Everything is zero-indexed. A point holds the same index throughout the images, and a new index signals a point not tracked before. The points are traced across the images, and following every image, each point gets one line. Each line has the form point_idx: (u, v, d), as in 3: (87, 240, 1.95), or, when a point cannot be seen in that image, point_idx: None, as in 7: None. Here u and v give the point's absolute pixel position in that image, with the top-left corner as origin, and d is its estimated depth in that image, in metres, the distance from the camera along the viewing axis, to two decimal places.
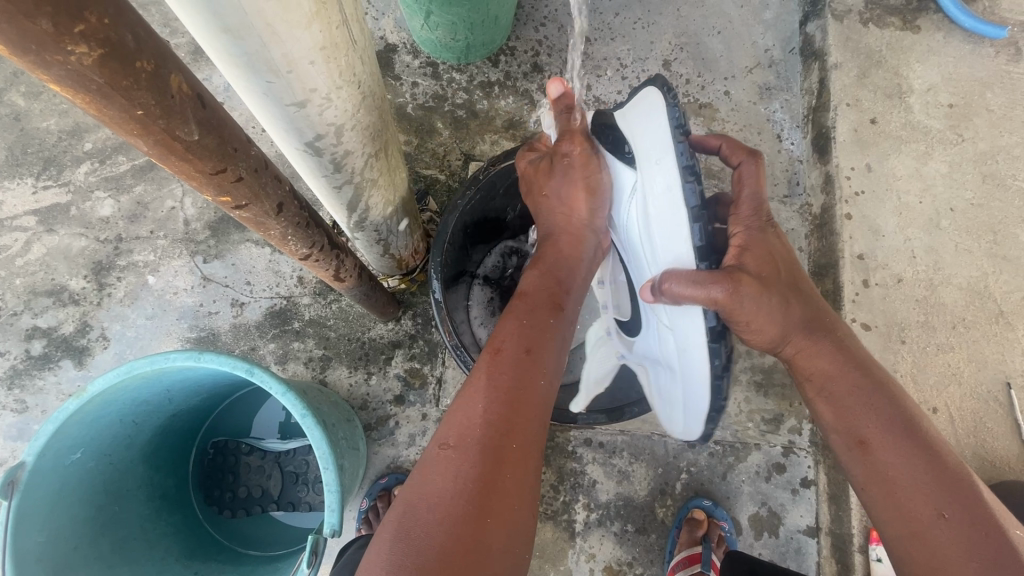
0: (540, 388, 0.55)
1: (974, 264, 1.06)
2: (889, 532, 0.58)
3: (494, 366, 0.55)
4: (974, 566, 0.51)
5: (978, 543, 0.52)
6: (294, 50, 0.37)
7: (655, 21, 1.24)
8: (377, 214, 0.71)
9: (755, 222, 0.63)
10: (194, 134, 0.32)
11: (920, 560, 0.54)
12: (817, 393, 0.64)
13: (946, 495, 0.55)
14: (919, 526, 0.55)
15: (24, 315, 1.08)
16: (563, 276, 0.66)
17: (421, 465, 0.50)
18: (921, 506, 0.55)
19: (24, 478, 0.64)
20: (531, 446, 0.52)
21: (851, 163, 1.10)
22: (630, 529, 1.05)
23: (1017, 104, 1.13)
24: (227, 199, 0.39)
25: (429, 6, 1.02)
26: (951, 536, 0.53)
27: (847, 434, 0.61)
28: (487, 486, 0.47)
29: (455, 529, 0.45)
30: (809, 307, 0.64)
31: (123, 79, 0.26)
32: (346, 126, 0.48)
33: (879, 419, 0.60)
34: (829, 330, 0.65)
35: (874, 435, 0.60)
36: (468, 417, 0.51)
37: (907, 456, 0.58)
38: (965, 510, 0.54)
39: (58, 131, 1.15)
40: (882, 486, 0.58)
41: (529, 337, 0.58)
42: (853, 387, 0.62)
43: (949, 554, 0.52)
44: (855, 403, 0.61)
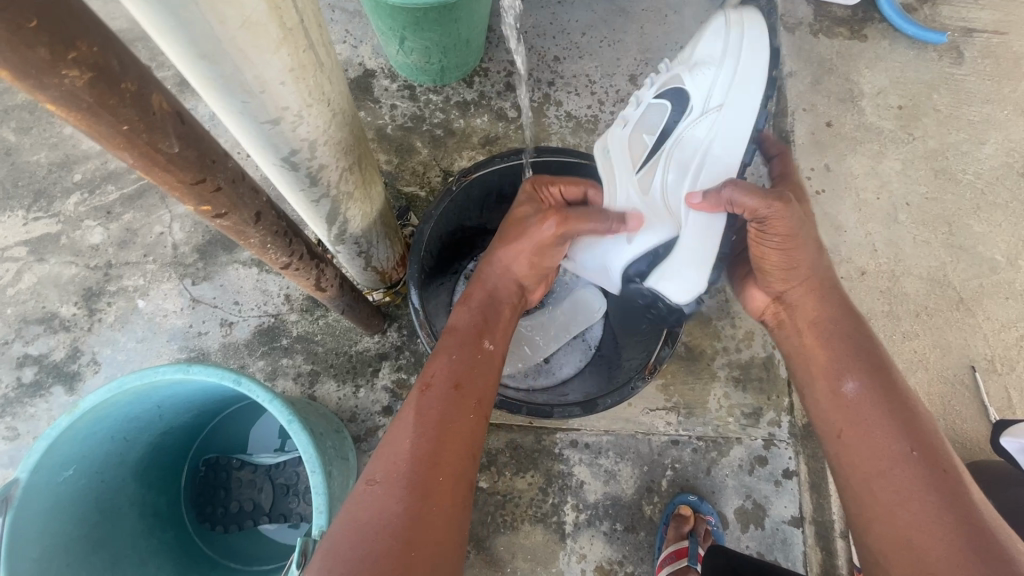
0: (469, 420, 0.59)
1: (932, 255, 1.11)
2: (849, 472, 0.62)
3: (423, 402, 0.59)
4: (932, 498, 0.55)
5: (935, 479, 0.56)
6: (266, 71, 0.41)
7: (619, 39, 1.31)
8: (356, 226, 0.74)
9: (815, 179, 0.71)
10: (175, 147, 0.36)
11: (881, 495, 0.58)
12: (812, 341, 0.71)
13: (912, 439, 0.60)
14: (884, 464, 0.59)
15: (15, 343, 1.10)
16: (493, 317, 0.73)
17: (352, 501, 0.53)
18: (889, 443, 0.60)
19: (17, 495, 0.66)
20: (458, 476, 0.55)
21: (810, 164, 1.16)
22: (619, 528, 1.07)
23: (961, 104, 1.20)
24: (208, 209, 0.43)
25: (402, 32, 1.07)
26: (909, 472, 0.57)
27: (831, 380, 0.66)
28: (411, 516, 0.50)
29: (380, 561, 0.47)
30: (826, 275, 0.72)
31: (110, 99, 0.30)
32: (319, 141, 0.53)
33: (862, 370, 0.65)
34: (834, 289, 0.72)
35: (851, 382, 0.65)
36: (397, 454, 0.55)
37: (880, 402, 0.63)
38: (929, 450, 0.59)
39: (48, 164, 1.19)
40: (855, 427, 0.63)
41: (458, 373, 0.63)
42: (844, 340, 0.68)
43: (906, 488, 0.57)
44: (843, 355, 0.67)
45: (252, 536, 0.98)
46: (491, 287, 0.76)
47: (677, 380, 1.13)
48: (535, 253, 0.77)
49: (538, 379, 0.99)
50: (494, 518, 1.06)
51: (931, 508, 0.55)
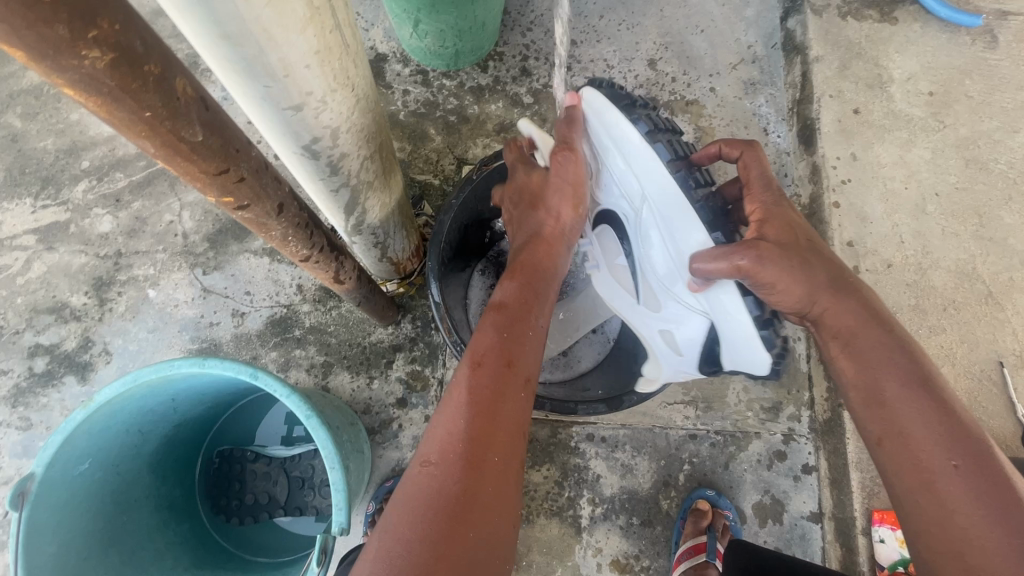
0: (519, 399, 0.55)
1: (962, 247, 1.08)
2: (896, 488, 0.54)
3: (472, 379, 0.54)
4: (983, 514, 0.48)
5: (987, 492, 0.49)
6: (291, 54, 0.39)
7: (638, 22, 1.26)
8: (374, 217, 0.72)
9: (767, 194, 0.63)
10: (198, 135, 0.33)
11: (929, 514, 0.51)
12: (840, 350, 0.59)
13: (964, 450, 0.51)
14: (929, 476, 0.51)
15: (26, 333, 1.09)
16: (543, 284, 0.65)
17: (404, 486, 0.49)
18: (937, 457, 0.51)
19: (34, 489, 0.65)
20: (511, 457, 0.52)
21: (836, 152, 1.13)
22: (635, 522, 1.06)
23: (995, 90, 1.16)
24: (230, 200, 0.41)
25: (417, 14, 1.04)
26: (965, 489, 0.49)
27: (865, 386, 0.56)
28: (467, 502, 0.48)
29: (436, 550, 0.45)
30: (841, 273, 0.60)
31: (132, 83, 0.28)
32: (341, 129, 0.50)
33: (901, 375, 0.55)
34: (854, 285, 0.60)
35: (891, 387, 0.55)
36: (449, 434, 0.51)
37: (922, 405, 0.53)
38: (974, 460, 0.50)
39: (55, 150, 1.17)
40: (898, 439, 0.53)
41: (509, 350, 0.57)
42: (876, 343, 0.57)
43: (960, 508, 0.49)
44: (876, 358, 0.56)
45: (267, 529, 0.97)
46: (541, 251, 0.67)
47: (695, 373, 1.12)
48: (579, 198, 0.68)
49: (555, 373, 0.97)
50: None
51: (992, 533, 0.47)
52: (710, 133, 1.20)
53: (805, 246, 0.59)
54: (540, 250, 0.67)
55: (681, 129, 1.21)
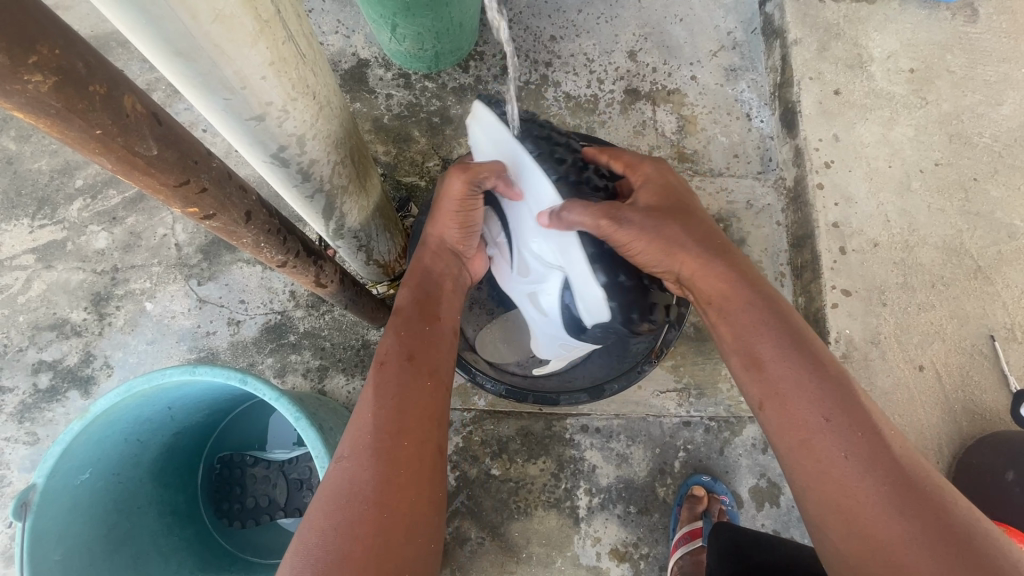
0: (426, 390, 0.59)
1: (948, 223, 1.07)
2: (780, 446, 0.55)
3: (377, 378, 0.58)
4: (853, 467, 0.50)
5: (857, 443, 0.50)
6: (245, 67, 0.40)
7: (617, 14, 1.27)
8: (353, 220, 0.73)
9: (652, 168, 0.71)
10: (153, 149, 0.35)
11: (807, 470, 0.52)
12: (717, 316, 0.62)
13: (834, 402, 0.52)
14: (804, 434, 0.53)
15: (29, 350, 1.12)
16: (435, 291, 0.68)
17: (323, 482, 0.53)
18: (810, 414, 0.53)
19: (36, 499, 0.67)
20: (423, 443, 0.55)
21: (818, 135, 1.13)
22: (633, 510, 1.07)
23: (976, 64, 1.15)
24: (196, 211, 0.42)
25: (393, 19, 1.05)
26: (835, 439, 0.51)
27: (745, 351, 0.58)
28: (384, 490, 0.51)
29: (354, 533, 0.49)
30: (720, 240, 0.65)
31: (79, 103, 0.29)
32: (307, 136, 0.52)
33: (773, 335, 0.57)
34: (726, 249, 0.64)
35: (766, 346, 0.57)
36: (359, 432, 0.55)
37: (796, 365, 0.55)
38: (844, 411, 0.52)
39: (49, 171, 1.20)
40: (776, 399, 0.55)
41: (412, 347, 0.61)
42: (749, 301, 0.60)
43: (834, 460, 0.51)
44: (747, 319, 0.59)
45: (269, 531, 0.98)
46: (426, 262, 0.70)
47: (687, 360, 1.12)
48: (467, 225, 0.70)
49: None
50: (508, 505, 1.06)
51: (860, 478, 0.49)
52: (692, 122, 1.21)
53: (681, 210, 0.67)
54: (428, 260, 0.70)
55: (663, 119, 1.21)
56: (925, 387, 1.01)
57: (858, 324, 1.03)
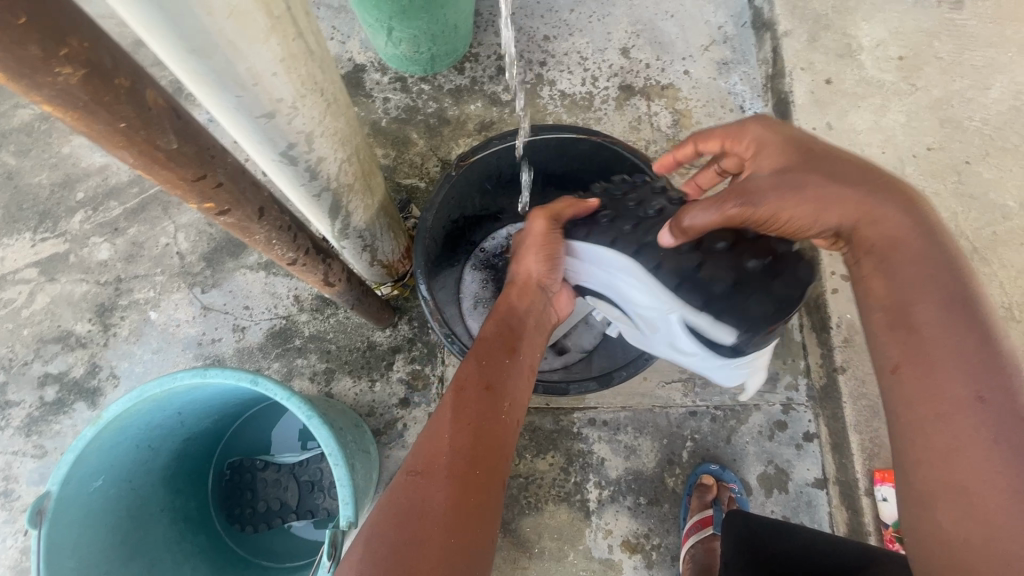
0: (501, 417, 0.62)
1: (943, 206, 1.09)
2: (903, 417, 0.51)
3: (458, 399, 0.61)
4: (998, 452, 0.45)
5: (1011, 431, 0.45)
6: (257, 63, 0.41)
7: (609, 13, 1.29)
8: (359, 219, 0.74)
9: (755, 127, 0.66)
10: (173, 143, 0.36)
11: (935, 445, 0.48)
12: (874, 266, 0.56)
13: (994, 380, 0.47)
14: (942, 406, 0.48)
15: (35, 363, 1.12)
16: (518, 325, 0.72)
17: (394, 488, 0.55)
18: (959, 388, 0.48)
19: (51, 507, 0.68)
20: (495, 468, 0.58)
21: (811, 123, 1.15)
22: (643, 502, 1.07)
23: (964, 49, 1.17)
24: (211, 206, 0.43)
25: (389, 23, 1.07)
26: (979, 419, 0.46)
27: (897, 310, 0.53)
28: (456, 510, 0.53)
29: (422, 549, 0.50)
30: (876, 176, 0.58)
31: (105, 95, 0.30)
32: (316, 133, 0.52)
33: (940, 297, 0.51)
34: (885, 189, 0.58)
35: (928, 311, 0.51)
36: (436, 447, 0.57)
37: (959, 335, 0.49)
38: (1009, 393, 0.46)
39: (50, 184, 1.20)
40: (923, 363, 0.50)
41: (490, 374, 0.64)
42: (917, 256, 0.54)
43: (971, 440, 0.46)
44: (907, 270, 0.53)
45: (280, 534, 0.99)
46: (514, 294, 0.75)
47: None
48: (550, 255, 0.76)
49: (551, 360, 0.98)
50: (518, 500, 1.06)
51: (996, 466, 0.45)
52: (687, 115, 1.22)
53: (819, 156, 0.60)
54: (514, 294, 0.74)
55: (658, 113, 1.23)
56: None
57: None
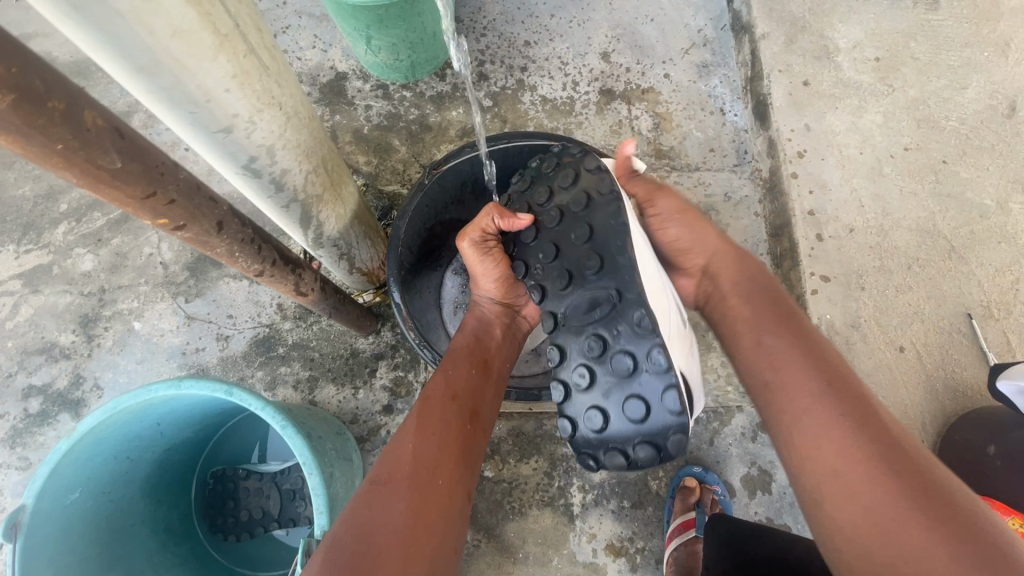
0: (462, 430, 0.65)
1: (921, 206, 1.09)
2: (778, 422, 0.58)
3: (421, 412, 0.64)
4: (854, 438, 0.53)
5: (862, 421, 0.54)
6: (207, 80, 0.41)
7: (589, 17, 1.30)
8: (332, 229, 0.75)
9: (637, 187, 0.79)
10: (116, 162, 0.36)
11: (802, 442, 0.55)
12: (735, 301, 0.68)
13: (830, 375, 0.58)
14: (803, 405, 0.57)
15: (19, 375, 1.12)
16: (484, 340, 0.77)
17: (356, 499, 0.56)
18: (810, 387, 0.57)
19: (26, 520, 0.68)
20: (456, 478, 0.60)
21: (790, 125, 1.15)
22: (627, 505, 1.07)
23: (940, 50, 1.18)
24: (165, 222, 0.43)
25: (367, 32, 1.07)
26: (832, 412, 0.55)
27: (750, 333, 0.65)
28: (418, 517, 0.55)
29: (385, 554, 0.51)
30: (737, 248, 0.74)
31: (37, 119, 0.31)
32: (277, 146, 0.53)
33: (767, 318, 0.64)
34: (742, 252, 0.73)
35: (767, 333, 0.63)
36: (398, 457, 0.59)
37: (794, 347, 0.61)
38: (846, 386, 0.57)
39: (33, 196, 1.20)
40: (774, 373, 0.60)
41: (454, 386, 0.68)
42: (755, 291, 0.68)
43: (835, 430, 0.54)
44: (756, 303, 0.67)
45: (265, 543, 0.99)
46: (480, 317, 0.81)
47: None
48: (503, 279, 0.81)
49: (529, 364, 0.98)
50: (502, 505, 1.07)
51: (855, 446, 0.52)
52: (667, 119, 1.23)
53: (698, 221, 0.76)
54: (475, 316, 0.81)
55: (639, 117, 1.23)
56: (907, 369, 1.02)
57: (838, 309, 1.05)
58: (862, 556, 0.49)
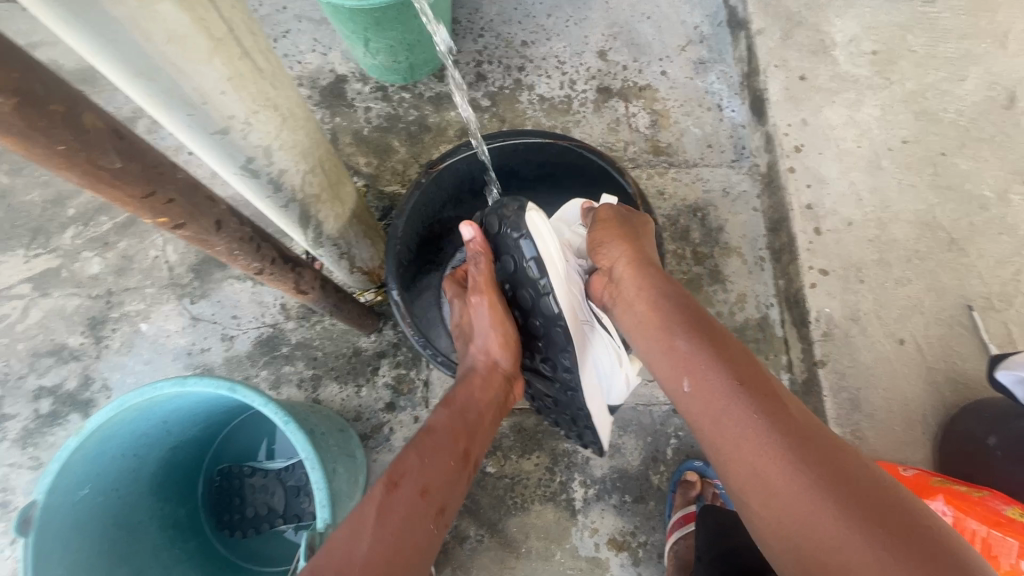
0: (426, 532, 0.60)
1: (920, 198, 1.09)
2: (700, 424, 0.60)
3: (386, 503, 0.59)
4: (762, 433, 0.54)
5: (768, 414, 0.55)
6: (203, 82, 0.43)
7: (585, 17, 1.31)
8: (331, 228, 0.76)
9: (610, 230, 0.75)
10: (116, 163, 0.38)
11: (722, 442, 0.57)
12: (648, 309, 0.69)
13: (738, 371, 0.59)
14: (717, 406, 0.58)
15: (30, 376, 1.14)
16: (471, 421, 0.72)
17: None
18: (720, 386, 0.58)
19: (37, 515, 0.70)
20: None
21: (787, 119, 1.16)
22: (628, 499, 1.08)
23: (938, 42, 1.17)
24: (165, 221, 0.45)
25: (365, 34, 1.09)
26: (741, 409, 0.56)
27: (666, 339, 0.66)
28: None
29: None
30: (645, 252, 0.73)
31: (40, 121, 0.32)
32: (274, 146, 0.54)
33: (679, 322, 0.66)
34: (648, 257, 0.73)
35: (680, 336, 0.64)
36: (350, 554, 0.55)
37: (703, 348, 0.62)
38: (752, 381, 0.58)
39: (42, 202, 1.23)
40: (691, 375, 0.61)
41: (426, 479, 0.63)
42: (666, 296, 0.69)
43: (745, 426, 0.55)
44: (667, 307, 0.67)
45: (273, 539, 1.01)
46: (473, 389, 0.75)
47: None
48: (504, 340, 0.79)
49: None
50: (505, 501, 1.08)
51: (765, 439, 0.54)
52: (664, 116, 1.24)
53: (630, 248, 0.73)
54: (475, 386, 0.76)
55: (636, 114, 1.24)
56: (907, 361, 1.02)
57: (837, 302, 1.05)
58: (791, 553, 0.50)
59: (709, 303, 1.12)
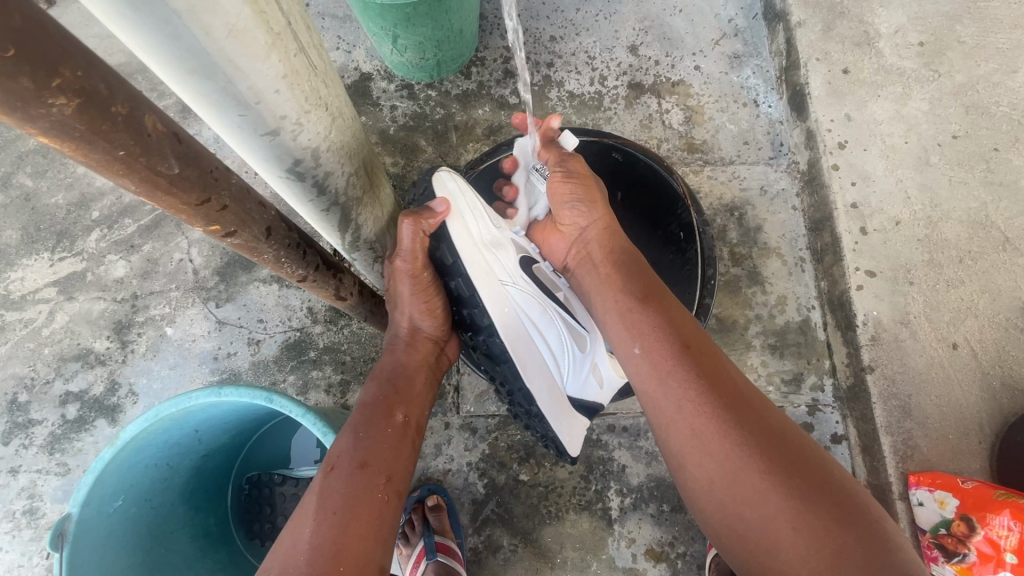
0: (380, 496, 0.61)
1: (971, 196, 1.05)
2: (644, 384, 0.64)
3: (326, 485, 0.60)
4: (701, 396, 0.59)
5: (707, 378, 0.60)
6: (259, 81, 0.40)
7: (616, 10, 1.27)
8: (370, 231, 0.73)
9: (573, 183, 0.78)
10: (174, 168, 0.37)
11: (664, 403, 0.61)
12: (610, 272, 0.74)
13: (684, 338, 0.64)
14: (662, 369, 0.62)
15: (56, 381, 1.13)
16: (403, 384, 0.74)
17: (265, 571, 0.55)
18: (666, 352, 0.63)
19: (72, 528, 0.67)
20: (370, 549, 0.57)
21: (830, 115, 1.11)
22: (666, 509, 1.04)
23: (988, 32, 1.12)
24: (216, 227, 0.44)
25: (393, 31, 1.05)
26: (685, 375, 0.61)
27: (621, 303, 0.69)
28: None
29: None
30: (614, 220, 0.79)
31: (102, 124, 0.31)
32: (321, 148, 0.52)
33: (631, 290, 0.70)
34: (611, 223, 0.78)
35: (632, 302, 0.68)
36: (299, 535, 0.56)
37: (653, 315, 0.66)
38: (694, 347, 0.63)
39: (66, 204, 1.21)
40: (641, 339, 0.65)
41: (364, 451, 0.64)
42: (622, 263, 0.73)
43: (688, 391, 0.60)
44: (625, 275, 0.72)
45: None
46: (403, 354, 0.77)
47: None
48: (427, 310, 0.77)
49: None
50: (539, 510, 1.05)
51: (704, 404, 0.59)
52: (699, 112, 1.20)
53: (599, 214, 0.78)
54: (400, 354, 0.76)
55: (670, 111, 1.20)
56: (960, 366, 0.98)
57: (886, 305, 1.01)
58: (720, 509, 0.57)
59: (748, 307, 1.08)
